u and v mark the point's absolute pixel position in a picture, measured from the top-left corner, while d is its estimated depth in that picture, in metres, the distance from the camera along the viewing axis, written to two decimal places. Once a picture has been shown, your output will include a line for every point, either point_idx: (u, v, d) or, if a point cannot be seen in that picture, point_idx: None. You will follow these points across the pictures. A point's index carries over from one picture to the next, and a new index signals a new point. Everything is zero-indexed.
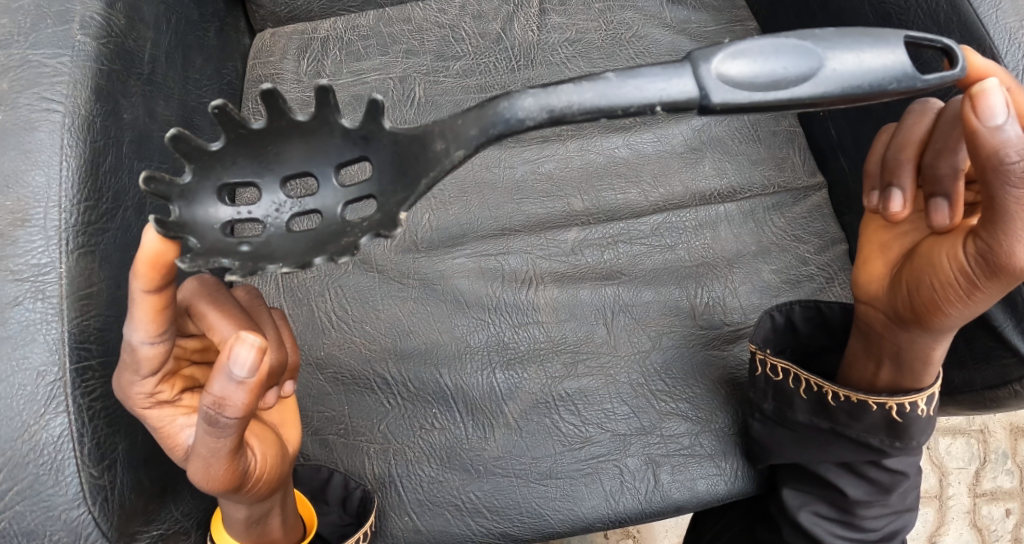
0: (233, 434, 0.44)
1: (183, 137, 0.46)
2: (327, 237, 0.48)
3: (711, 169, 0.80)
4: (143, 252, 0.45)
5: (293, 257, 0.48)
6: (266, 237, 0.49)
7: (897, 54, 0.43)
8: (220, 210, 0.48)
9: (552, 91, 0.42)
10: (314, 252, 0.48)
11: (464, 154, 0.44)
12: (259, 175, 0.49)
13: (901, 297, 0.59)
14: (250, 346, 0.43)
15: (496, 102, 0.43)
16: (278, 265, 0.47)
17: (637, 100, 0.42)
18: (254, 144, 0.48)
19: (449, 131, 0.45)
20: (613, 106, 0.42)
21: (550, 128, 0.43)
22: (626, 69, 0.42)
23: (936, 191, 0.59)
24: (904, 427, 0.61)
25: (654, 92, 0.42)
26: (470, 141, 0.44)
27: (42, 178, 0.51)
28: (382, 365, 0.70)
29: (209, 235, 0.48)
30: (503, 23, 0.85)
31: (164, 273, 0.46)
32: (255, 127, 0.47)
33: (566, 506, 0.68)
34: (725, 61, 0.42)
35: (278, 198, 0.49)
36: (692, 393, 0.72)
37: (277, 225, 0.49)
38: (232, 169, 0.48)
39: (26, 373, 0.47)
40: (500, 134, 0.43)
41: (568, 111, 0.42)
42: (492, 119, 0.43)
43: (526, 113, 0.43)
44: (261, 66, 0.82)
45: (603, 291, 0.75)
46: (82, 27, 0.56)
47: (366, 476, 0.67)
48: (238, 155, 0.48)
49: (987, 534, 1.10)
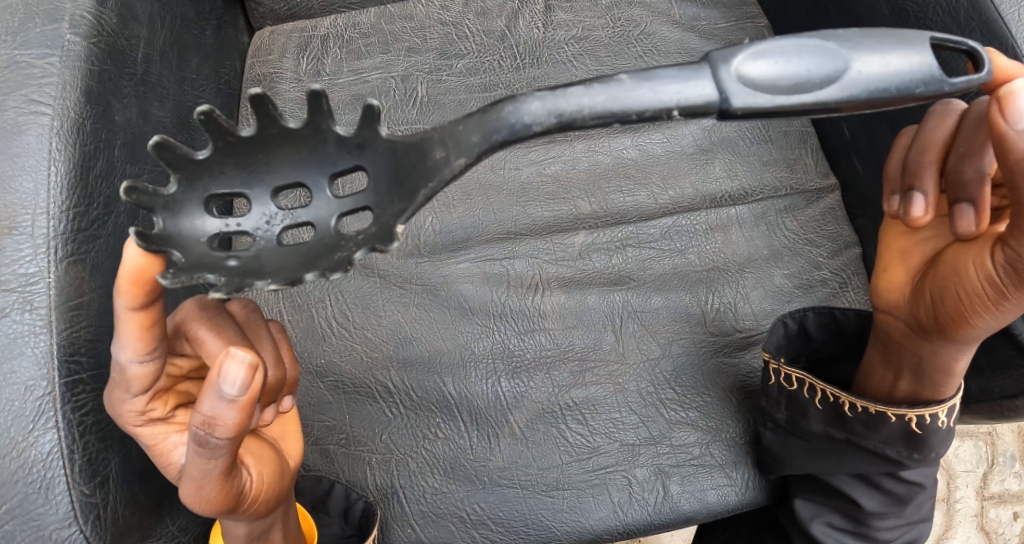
0: (225, 454, 0.42)
1: (168, 144, 0.44)
2: (321, 251, 0.46)
3: (722, 170, 0.78)
4: (125, 268, 0.43)
5: (283, 273, 0.45)
6: (256, 250, 0.47)
7: (923, 56, 0.41)
8: (208, 222, 0.47)
9: (560, 93, 0.40)
10: (306, 267, 0.45)
11: (466, 162, 0.42)
12: (249, 187, 0.47)
13: (923, 306, 0.57)
14: (241, 363, 0.41)
15: (500, 106, 0.41)
16: (266, 281, 0.44)
17: (652, 104, 0.40)
18: (242, 152, 0.46)
19: (448, 138, 0.43)
20: (626, 110, 0.40)
21: (558, 134, 0.41)
22: (641, 70, 0.40)
23: (961, 198, 0.57)
24: (922, 439, 0.59)
25: (671, 95, 0.40)
26: (471, 147, 0.42)
27: (30, 184, 0.49)
28: (384, 373, 0.68)
29: (195, 250, 0.46)
30: (508, 20, 0.83)
31: (148, 289, 0.44)
32: (243, 134, 0.45)
33: (574, 517, 0.66)
34: (746, 62, 0.40)
35: (269, 210, 0.48)
36: (703, 401, 0.70)
37: (268, 237, 0.48)
38: (220, 179, 0.46)
39: (14, 388, 0.45)
40: (505, 139, 0.41)
41: (578, 115, 0.40)
42: (495, 124, 0.41)
43: (533, 118, 0.41)
44: (259, 64, 0.80)
45: (612, 296, 0.73)
46: (71, 27, 0.53)
47: (367, 487, 0.66)
48: (227, 164, 0.46)
49: (996, 538, 1.09)
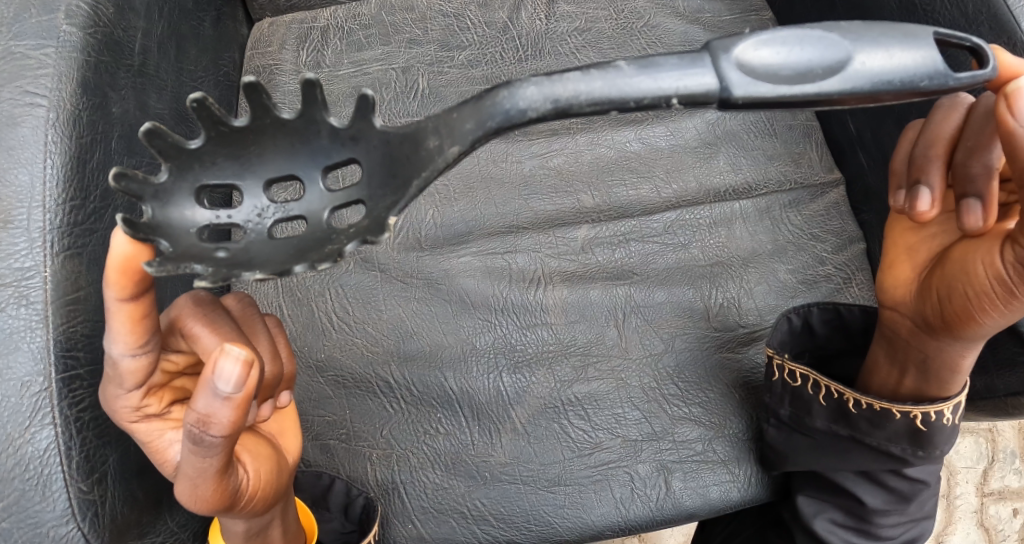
0: (221, 452, 0.41)
1: (159, 132, 0.44)
2: (312, 244, 0.46)
3: (726, 164, 0.78)
4: (113, 258, 0.43)
5: (272, 264, 0.44)
6: (246, 244, 0.46)
7: (928, 50, 0.40)
8: (198, 213, 0.46)
9: (556, 79, 0.39)
10: (296, 259, 0.44)
11: (460, 151, 0.41)
12: (240, 177, 0.46)
13: (930, 303, 0.56)
14: (236, 360, 0.40)
15: (495, 92, 0.40)
16: (254, 272, 0.43)
17: (651, 91, 0.39)
18: (234, 142, 0.45)
19: (443, 126, 0.42)
20: (624, 97, 0.39)
21: (554, 119, 0.40)
22: (640, 58, 0.40)
23: (969, 192, 0.56)
24: (927, 436, 0.59)
25: (670, 83, 0.39)
26: (465, 135, 0.41)
27: (26, 177, 0.48)
28: (384, 367, 0.68)
29: (183, 240, 0.45)
30: (510, 12, 0.82)
31: (137, 280, 0.43)
32: (236, 124, 0.44)
33: (575, 513, 0.66)
34: (747, 50, 0.39)
35: (260, 202, 0.47)
36: (706, 397, 0.69)
37: (258, 230, 0.47)
38: (212, 169, 0.46)
39: (9, 384, 0.45)
40: (498, 126, 0.40)
41: (574, 101, 0.39)
42: (490, 111, 0.40)
43: (528, 103, 0.40)
44: (259, 56, 0.79)
45: (614, 291, 0.72)
46: (68, 17, 0.53)
47: (368, 483, 0.65)
48: (219, 155, 0.45)
49: (995, 534, 1.08)
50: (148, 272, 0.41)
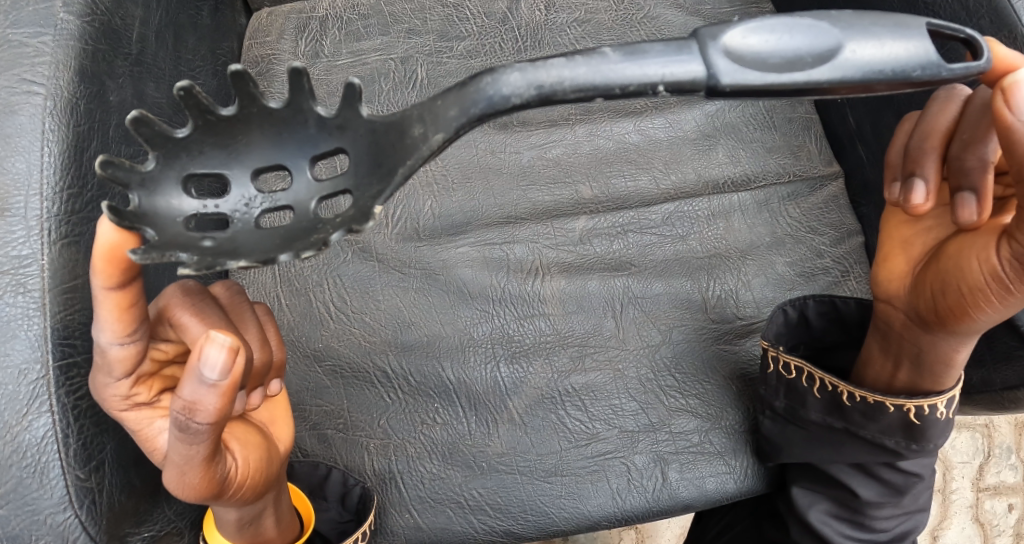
0: (208, 439, 0.42)
1: (145, 121, 0.44)
2: (299, 233, 0.46)
3: (725, 156, 0.78)
4: (100, 245, 0.43)
5: (258, 253, 0.44)
6: (233, 233, 0.46)
7: (919, 39, 0.40)
8: (184, 202, 0.46)
9: (540, 65, 0.39)
10: (283, 247, 0.45)
11: (443, 138, 0.41)
12: (227, 167, 0.46)
13: (925, 298, 0.56)
14: (221, 347, 0.40)
15: (478, 79, 0.40)
16: (239, 261, 0.43)
17: (636, 78, 0.39)
18: (221, 131, 0.45)
19: (427, 114, 0.42)
20: (608, 83, 0.39)
21: (538, 107, 0.40)
22: (625, 45, 0.40)
23: (964, 186, 0.56)
24: (921, 430, 0.59)
25: (656, 71, 0.39)
26: (449, 122, 0.41)
27: (22, 165, 0.48)
28: (382, 357, 0.68)
29: (169, 228, 0.45)
30: (510, 2, 0.82)
31: (124, 268, 0.43)
32: (223, 113, 0.44)
33: (572, 503, 0.66)
34: (732, 38, 0.39)
35: (248, 192, 0.47)
36: (703, 389, 0.70)
37: (246, 220, 0.47)
38: (199, 158, 0.46)
39: (8, 371, 0.45)
40: (481, 113, 0.40)
41: (558, 87, 0.39)
42: (473, 97, 0.40)
43: (511, 89, 0.40)
44: (257, 46, 0.79)
45: (613, 282, 0.72)
46: (65, 5, 0.53)
47: (365, 472, 0.66)
48: (205, 144, 0.45)
49: (991, 529, 1.09)
50: (134, 259, 0.41)
